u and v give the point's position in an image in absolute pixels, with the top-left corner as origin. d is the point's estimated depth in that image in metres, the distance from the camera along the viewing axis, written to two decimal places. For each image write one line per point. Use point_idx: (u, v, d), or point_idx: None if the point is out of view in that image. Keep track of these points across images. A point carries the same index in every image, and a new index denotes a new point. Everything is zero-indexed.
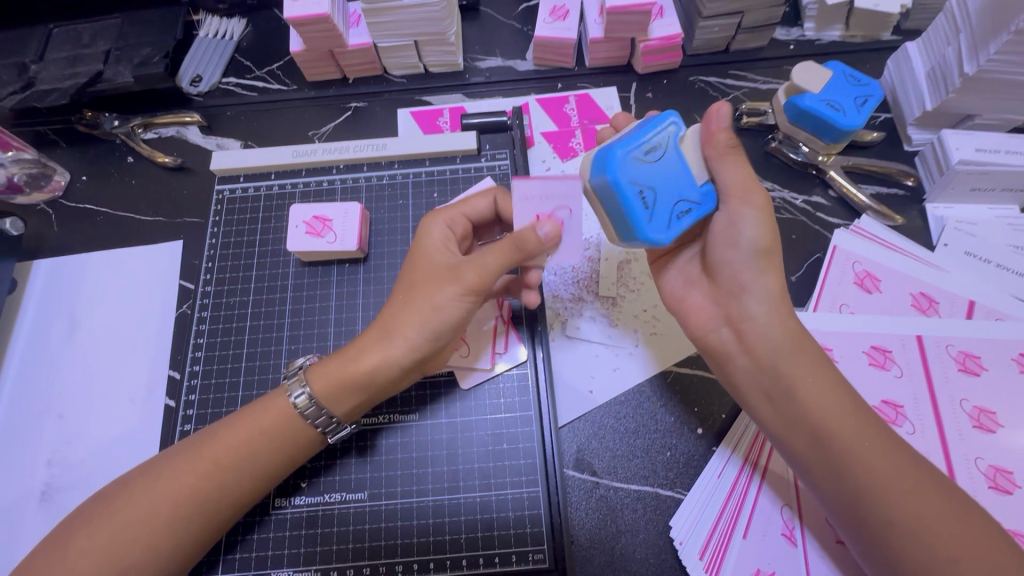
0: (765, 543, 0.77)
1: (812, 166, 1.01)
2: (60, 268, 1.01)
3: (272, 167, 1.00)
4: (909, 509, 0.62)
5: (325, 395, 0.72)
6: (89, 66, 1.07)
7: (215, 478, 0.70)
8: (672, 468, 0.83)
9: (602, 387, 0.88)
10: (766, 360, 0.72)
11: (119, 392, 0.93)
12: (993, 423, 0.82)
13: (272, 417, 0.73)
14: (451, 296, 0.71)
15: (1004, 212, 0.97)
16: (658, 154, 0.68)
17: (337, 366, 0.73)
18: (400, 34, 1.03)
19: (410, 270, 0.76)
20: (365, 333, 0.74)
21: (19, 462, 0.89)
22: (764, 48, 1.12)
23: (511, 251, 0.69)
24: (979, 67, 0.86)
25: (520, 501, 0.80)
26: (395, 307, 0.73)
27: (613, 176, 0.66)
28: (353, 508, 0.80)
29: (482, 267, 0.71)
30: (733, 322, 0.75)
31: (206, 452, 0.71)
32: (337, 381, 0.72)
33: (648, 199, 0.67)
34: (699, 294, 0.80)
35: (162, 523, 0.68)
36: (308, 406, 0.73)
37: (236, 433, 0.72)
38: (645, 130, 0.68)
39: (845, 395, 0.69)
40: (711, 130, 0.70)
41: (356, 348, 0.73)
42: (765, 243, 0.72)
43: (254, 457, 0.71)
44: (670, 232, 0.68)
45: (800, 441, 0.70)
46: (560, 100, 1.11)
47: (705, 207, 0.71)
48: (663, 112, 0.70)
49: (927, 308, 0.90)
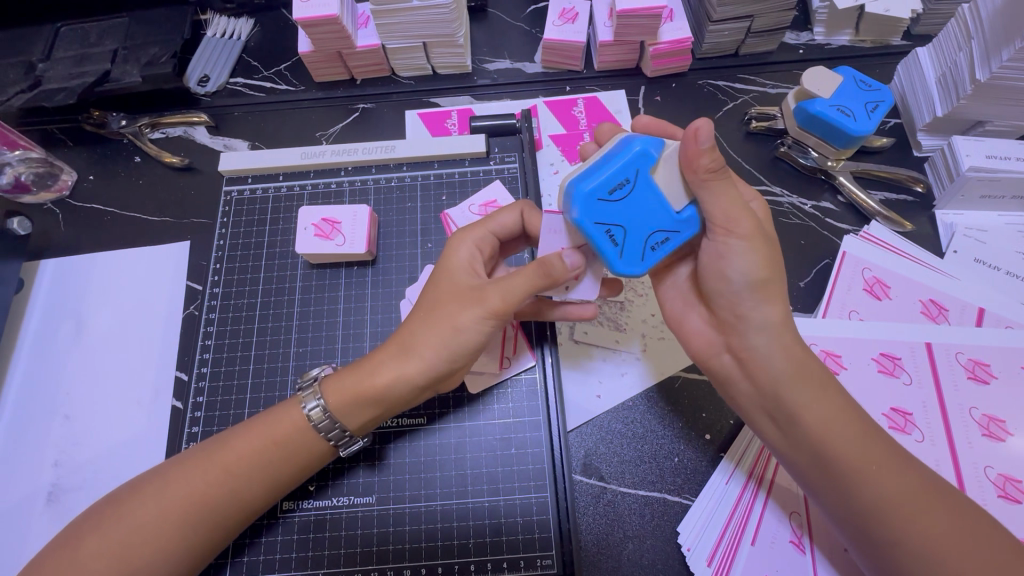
0: (774, 550, 0.76)
1: (821, 171, 1.01)
2: (67, 267, 1.01)
3: (280, 169, 1.00)
4: (916, 530, 0.62)
5: (341, 415, 0.72)
6: (97, 65, 1.07)
7: (222, 483, 0.70)
8: (680, 474, 0.83)
9: (609, 393, 0.88)
10: (767, 388, 0.70)
11: (126, 393, 0.93)
12: (1002, 431, 0.81)
13: (283, 422, 0.73)
14: (473, 320, 0.71)
15: (1014, 218, 0.97)
16: (626, 188, 0.66)
17: (351, 381, 0.73)
18: (409, 36, 1.03)
19: (433, 290, 0.75)
20: (383, 348, 0.74)
21: (25, 463, 0.89)
22: (774, 52, 1.11)
23: (537, 274, 0.69)
24: (992, 73, 0.86)
25: (529, 506, 0.80)
26: (413, 327, 0.73)
27: (579, 218, 0.65)
28: (361, 512, 0.80)
29: (507, 291, 0.71)
30: (732, 350, 0.74)
31: (217, 455, 0.71)
32: (349, 394, 0.72)
33: (616, 236, 0.67)
34: (699, 318, 0.78)
35: (171, 528, 0.68)
36: (322, 419, 0.73)
37: (243, 439, 0.72)
38: (609, 166, 0.65)
39: (850, 415, 0.68)
40: (692, 153, 0.64)
41: (370, 364, 0.73)
42: (760, 275, 0.68)
43: (264, 461, 0.71)
44: (639, 266, 0.69)
45: (805, 463, 0.69)
46: (568, 103, 1.10)
47: (684, 232, 0.69)
48: (635, 139, 0.67)
49: (936, 315, 0.90)
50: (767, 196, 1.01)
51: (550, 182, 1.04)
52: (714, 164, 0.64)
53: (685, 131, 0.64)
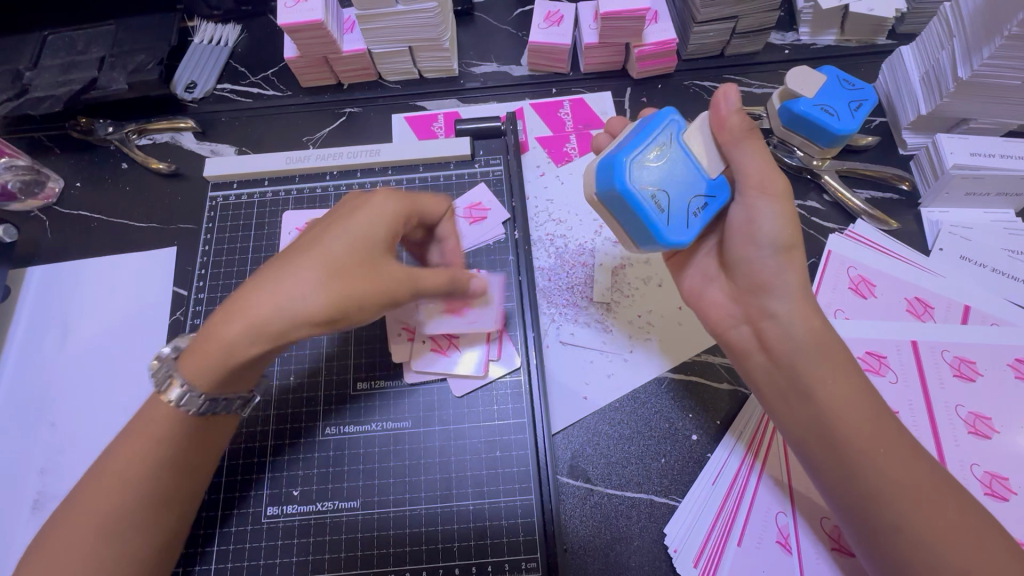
0: (760, 550, 0.76)
1: (807, 171, 1.01)
2: (53, 275, 1.01)
3: (266, 174, 1.00)
4: (917, 514, 0.62)
5: (198, 380, 0.66)
6: (83, 72, 1.07)
7: (125, 490, 0.66)
8: (666, 476, 0.83)
9: (596, 393, 0.88)
10: (784, 358, 0.70)
11: (112, 399, 0.93)
12: (989, 429, 0.81)
13: (161, 423, 0.68)
14: (374, 299, 0.67)
15: (1000, 216, 0.97)
16: (661, 154, 0.70)
17: (211, 353, 0.65)
18: (394, 40, 1.03)
19: (328, 246, 0.67)
20: (248, 304, 0.64)
21: (11, 470, 0.89)
22: (760, 53, 1.12)
23: (446, 284, 0.73)
24: (973, 71, 0.86)
25: (513, 508, 0.80)
26: (278, 296, 0.64)
27: (620, 185, 0.67)
28: (346, 516, 0.79)
29: (415, 285, 0.70)
30: (752, 320, 0.74)
31: (111, 471, 0.67)
32: (214, 361, 0.65)
33: (660, 202, 0.69)
34: (718, 290, 0.79)
35: (94, 547, 0.64)
36: (190, 400, 0.67)
37: (128, 446, 0.68)
38: (647, 132, 0.70)
39: (866, 395, 0.67)
40: (721, 116, 0.71)
41: (238, 299, 0.65)
42: (788, 240, 0.69)
43: (159, 459, 0.68)
44: (687, 230, 0.69)
45: (812, 440, 0.68)
46: (555, 105, 1.10)
47: (720, 198, 0.72)
48: (664, 111, 0.72)
49: (921, 313, 0.90)
50: None
51: (535, 184, 1.04)
52: (739, 128, 0.70)
53: (712, 99, 0.71)
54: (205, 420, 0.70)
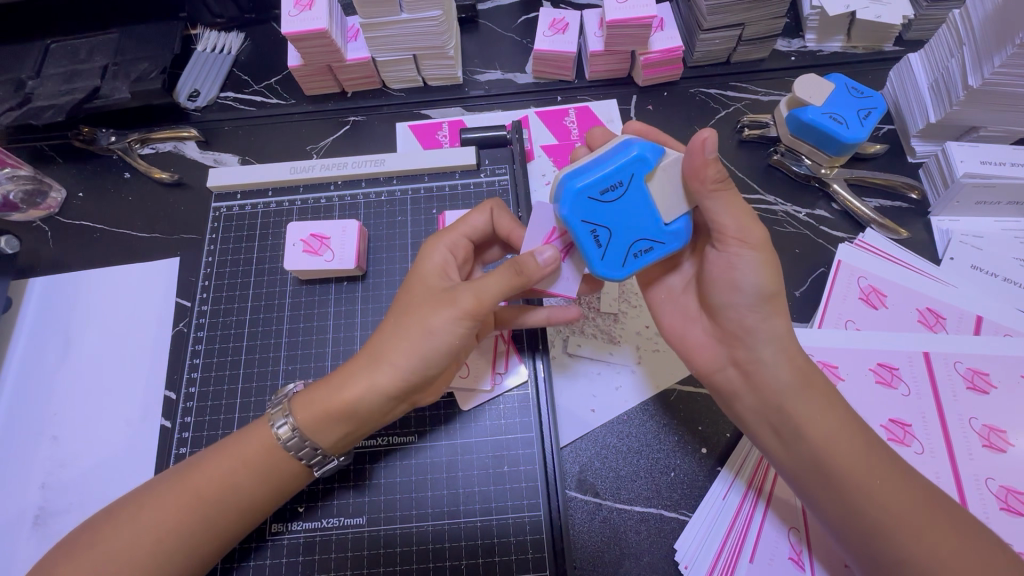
0: (773, 568, 0.75)
1: (815, 179, 1.00)
2: (55, 287, 1.00)
3: (269, 184, 0.99)
4: (924, 549, 0.60)
5: (311, 432, 0.68)
6: (86, 81, 1.06)
7: (195, 508, 0.66)
8: (676, 489, 0.82)
9: (604, 407, 0.87)
10: (773, 400, 0.69)
11: (115, 413, 0.92)
12: (1003, 442, 0.80)
13: (255, 448, 0.69)
14: (445, 321, 0.66)
15: (1010, 224, 0.96)
16: (620, 189, 0.66)
17: (321, 396, 0.68)
18: (399, 48, 1.02)
19: (402, 295, 0.72)
20: (354, 359, 0.69)
21: (11, 484, 0.88)
22: (766, 60, 1.11)
23: (509, 282, 0.66)
24: (984, 79, 0.85)
25: (521, 524, 0.78)
26: (372, 348, 0.68)
27: (566, 214, 0.65)
28: (350, 534, 0.78)
29: (479, 291, 0.66)
30: (739, 363, 0.72)
31: (190, 484, 0.67)
32: (322, 405, 0.68)
33: (602, 237, 0.67)
34: (700, 330, 0.77)
35: (143, 553, 0.64)
36: (291, 437, 0.68)
37: (215, 465, 0.68)
38: (612, 165, 0.65)
39: (857, 430, 0.67)
40: (698, 164, 0.62)
41: (350, 359, 0.70)
42: (770, 288, 0.67)
43: (236, 485, 0.67)
44: (620, 269, 0.68)
45: (808, 479, 0.67)
46: (560, 113, 1.10)
47: (669, 245, 0.69)
48: (633, 143, 0.66)
49: (933, 323, 0.89)
50: (761, 205, 1.00)
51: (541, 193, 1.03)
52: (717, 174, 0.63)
53: (691, 142, 0.62)
54: (299, 468, 0.70)
